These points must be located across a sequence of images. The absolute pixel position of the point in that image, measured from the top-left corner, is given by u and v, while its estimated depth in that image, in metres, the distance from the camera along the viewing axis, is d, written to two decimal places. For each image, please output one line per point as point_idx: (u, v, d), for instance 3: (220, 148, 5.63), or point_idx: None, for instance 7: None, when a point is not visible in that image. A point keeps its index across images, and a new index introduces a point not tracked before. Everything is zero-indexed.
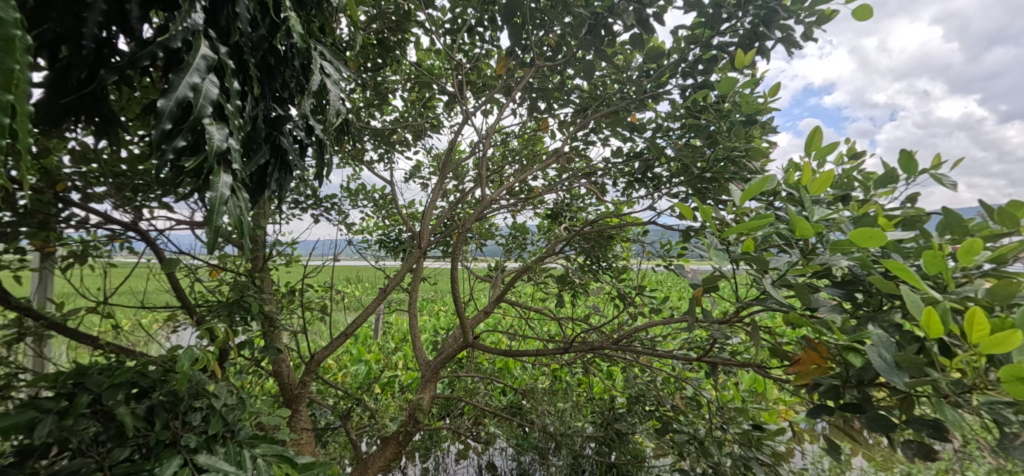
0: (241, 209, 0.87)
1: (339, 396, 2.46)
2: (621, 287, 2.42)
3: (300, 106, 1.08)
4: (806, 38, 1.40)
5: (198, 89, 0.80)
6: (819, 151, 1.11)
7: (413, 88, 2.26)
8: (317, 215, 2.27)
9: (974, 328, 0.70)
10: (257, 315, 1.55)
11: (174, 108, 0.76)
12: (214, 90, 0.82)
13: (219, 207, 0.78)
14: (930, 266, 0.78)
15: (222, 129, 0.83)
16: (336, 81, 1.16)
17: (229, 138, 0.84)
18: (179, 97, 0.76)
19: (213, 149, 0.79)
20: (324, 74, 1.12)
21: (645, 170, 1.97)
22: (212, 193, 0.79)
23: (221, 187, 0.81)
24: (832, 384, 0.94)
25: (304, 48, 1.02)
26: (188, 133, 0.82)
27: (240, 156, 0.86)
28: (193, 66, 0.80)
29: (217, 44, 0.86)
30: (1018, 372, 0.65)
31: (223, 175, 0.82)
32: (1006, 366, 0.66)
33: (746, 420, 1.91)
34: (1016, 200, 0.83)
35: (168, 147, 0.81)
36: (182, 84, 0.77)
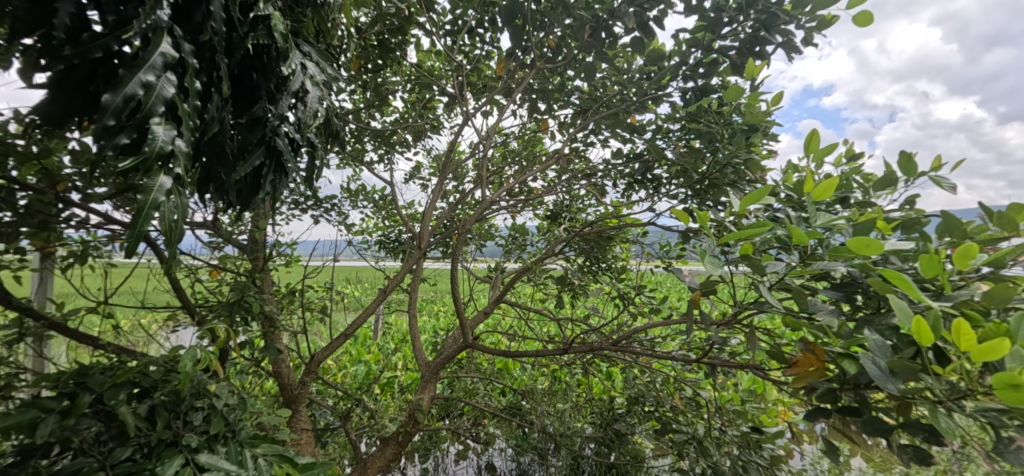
0: (176, 213, 0.82)
1: (339, 396, 2.47)
2: (620, 287, 2.43)
3: (279, 106, 1.06)
4: (807, 43, 1.41)
5: (152, 87, 0.80)
6: (818, 153, 1.12)
7: (413, 90, 2.27)
8: (318, 215, 2.28)
9: (961, 337, 0.70)
10: (257, 315, 1.55)
11: (119, 104, 0.77)
12: (169, 88, 0.82)
13: (148, 211, 0.75)
14: (928, 270, 0.78)
15: (170, 130, 0.81)
16: (320, 82, 1.15)
17: (177, 140, 0.82)
18: (127, 94, 0.77)
19: (152, 148, 0.77)
20: (305, 75, 1.10)
21: (645, 171, 1.98)
22: (144, 196, 0.75)
23: (156, 189, 0.77)
24: (830, 388, 0.96)
25: (282, 48, 1.01)
26: (133, 130, 0.81)
27: (187, 159, 0.84)
28: (149, 63, 0.80)
29: (182, 41, 0.87)
30: (1010, 380, 0.65)
31: (162, 177, 0.79)
32: (998, 373, 0.66)
33: (745, 421, 1.92)
34: (1016, 204, 0.84)
35: (109, 143, 0.80)
36: (133, 81, 0.78)
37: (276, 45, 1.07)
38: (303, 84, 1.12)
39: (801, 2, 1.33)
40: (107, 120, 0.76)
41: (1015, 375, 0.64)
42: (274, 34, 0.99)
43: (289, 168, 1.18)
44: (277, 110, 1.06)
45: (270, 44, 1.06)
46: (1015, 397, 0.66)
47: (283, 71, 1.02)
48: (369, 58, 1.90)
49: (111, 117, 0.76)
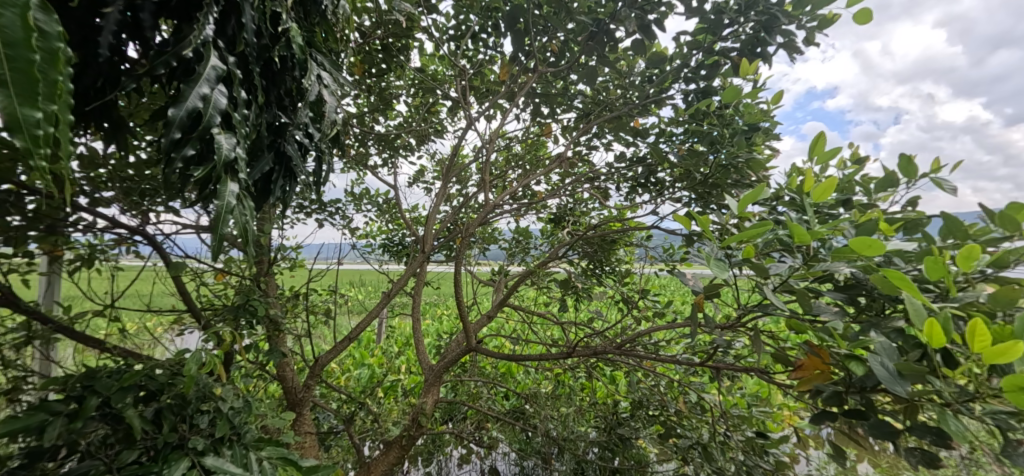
0: (246, 216, 0.93)
1: (342, 399, 2.48)
2: (624, 291, 2.43)
3: (299, 115, 1.11)
4: (808, 43, 1.41)
5: (208, 99, 0.85)
6: (822, 156, 1.12)
7: (416, 94, 2.28)
8: (322, 219, 2.30)
9: (974, 338, 0.70)
10: (262, 319, 1.56)
11: (185, 117, 0.82)
12: (223, 99, 0.87)
13: (225, 215, 0.84)
14: (932, 272, 0.78)
15: (229, 138, 0.89)
16: (333, 90, 1.18)
17: (237, 148, 0.90)
18: (189, 107, 0.82)
19: (222, 158, 0.84)
20: (321, 84, 1.15)
21: (648, 175, 1.99)
22: (220, 202, 0.84)
23: (228, 195, 0.87)
24: (835, 391, 0.95)
25: (302, 59, 1.05)
26: (196, 142, 0.86)
27: (246, 164, 0.92)
28: (204, 76, 0.85)
29: (225, 54, 0.91)
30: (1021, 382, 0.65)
31: (230, 184, 0.88)
32: (1008, 377, 0.66)
33: (750, 426, 1.91)
34: (1016, 203, 0.83)
35: (177, 155, 0.86)
36: (193, 95, 0.83)
37: (294, 55, 1.10)
38: (317, 93, 1.16)
39: (801, 3, 1.34)
40: (174, 133, 0.81)
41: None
42: (293, 46, 1.02)
43: (298, 172, 1.21)
44: (296, 119, 1.10)
45: (291, 55, 1.09)
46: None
47: (302, 82, 1.06)
48: (374, 62, 1.92)
49: (178, 130, 0.81)
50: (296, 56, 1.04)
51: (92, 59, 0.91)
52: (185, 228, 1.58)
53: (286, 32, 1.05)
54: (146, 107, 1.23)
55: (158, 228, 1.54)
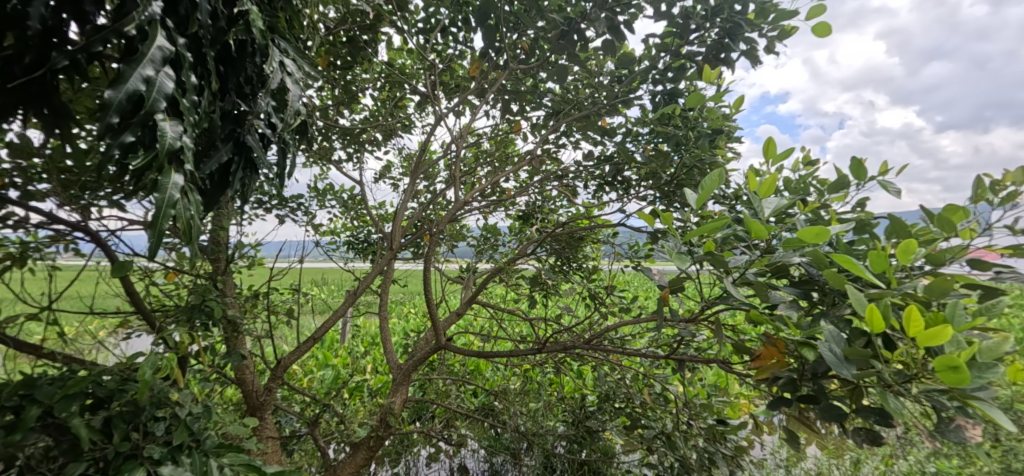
0: (190, 212, 0.88)
1: (305, 402, 2.41)
2: (591, 287, 2.47)
3: (260, 103, 1.06)
4: (768, 51, 1.47)
5: (151, 82, 0.80)
6: (774, 158, 1.18)
7: (383, 88, 2.24)
8: (283, 215, 2.21)
9: (909, 323, 0.75)
10: (219, 321, 1.49)
11: (123, 100, 0.77)
12: (169, 83, 0.82)
13: (166, 210, 0.78)
14: (876, 265, 0.83)
15: (175, 126, 0.83)
16: (298, 80, 1.15)
17: (183, 136, 0.85)
18: (129, 90, 0.77)
19: (164, 147, 0.79)
20: (285, 72, 1.11)
21: (615, 173, 2.04)
22: (160, 195, 0.79)
23: (171, 188, 0.81)
24: (790, 377, 1.00)
25: (263, 44, 1.01)
26: (136, 128, 0.81)
27: (193, 155, 0.87)
28: (148, 57, 0.80)
29: (174, 35, 0.86)
30: (949, 362, 0.70)
31: (174, 175, 0.83)
32: (939, 357, 0.71)
33: (711, 414, 2.01)
34: (953, 205, 0.89)
35: (114, 142, 0.81)
36: (134, 76, 0.78)
37: (254, 40, 1.05)
38: (281, 81, 1.12)
39: (763, 12, 1.40)
40: (111, 118, 0.76)
41: (953, 356, 0.69)
42: (253, 30, 0.98)
43: (257, 164, 1.17)
44: (256, 107, 1.06)
45: (252, 39, 1.05)
46: (954, 378, 0.71)
47: (264, 68, 1.02)
48: (338, 54, 1.86)
49: (116, 114, 0.76)
50: (257, 41, 0.99)
51: (23, 35, 0.83)
52: (132, 224, 1.48)
53: (246, 15, 1.00)
54: (86, 94, 1.14)
55: (101, 224, 1.43)
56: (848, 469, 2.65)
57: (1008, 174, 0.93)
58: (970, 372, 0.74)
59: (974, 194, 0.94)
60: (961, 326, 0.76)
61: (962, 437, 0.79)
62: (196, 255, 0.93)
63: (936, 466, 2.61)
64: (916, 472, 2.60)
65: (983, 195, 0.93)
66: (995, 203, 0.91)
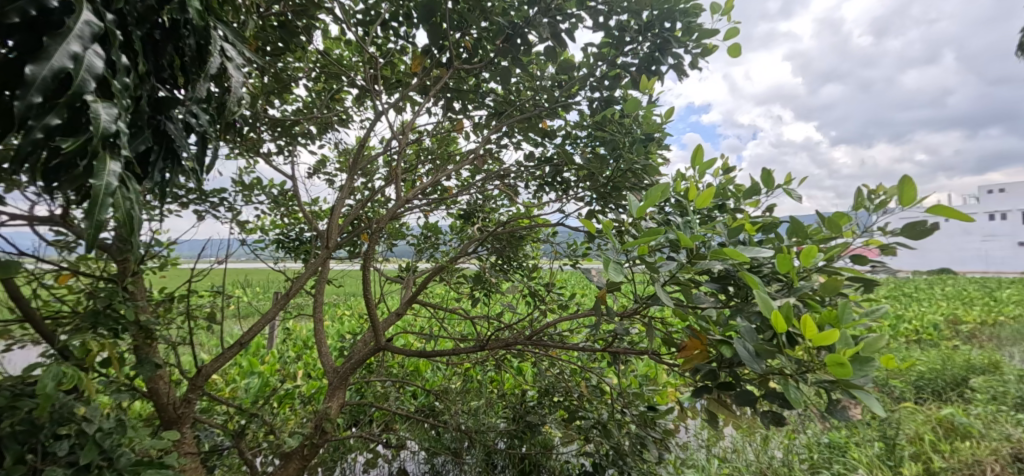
0: (130, 203, 0.83)
1: (230, 412, 2.24)
2: (531, 285, 2.55)
3: (195, 89, 1.01)
4: (692, 66, 1.60)
5: (79, 60, 0.76)
6: (701, 165, 1.29)
7: (319, 78, 2.15)
8: (204, 211, 2.05)
9: (804, 327, 0.84)
10: (130, 327, 1.35)
11: (47, 78, 0.72)
12: (99, 62, 0.78)
13: (104, 198, 0.74)
14: (782, 267, 0.92)
15: (109, 109, 0.79)
16: (239, 66, 1.10)
17: (118, 120, 0.80)
18: (54, 67, 0.73)
19: (98, 130, 0.74)
20: (224, 57, 1.07)
21: (555, 174, 2.11)
22: (96, 182, 0.74)
23: (107, 175, 0.77)
24: (710, 367, 1.10)
25: (202, 27, 0.97)
26: (63, 111, 0.76)
27: (129, 140, 0.82)
28: (75, 32, 0.76)
29: (102, 11, 0.81)
30: (836, 360, 0.81)
31: (111, 162, 0.78)
32: (829, 356, 0.81)
33: (641, 402, 2.14)
34: (840, 210, 1.02)
35: (36, 124, 0.75)
36: (59, 52, 0.73)
37: (189, 21, 1.00)
38: (219, 67, 1.07)
39: (688, 31, 1.52)
40: (33, 96, 0.71)
41: (838, 356, 0.79)
42: (189, 11, 0.94)
43: (182, 155, 1.09)
44: (192, 94, 1.01)
45: (185, 20, 1.00)
46: (841, 372, 0.81)
47: (201, 52, 0.98)
48: (268, 40, 1.75)
49: (39, 94, 0.71)
50: (194, 22, 0.95)
51: None
52: (17, 220, 1.31)
53: None
54: None
55: None
56: (758, 444, 2.94)
57: (880, 186, 1.09)
58: (854, 364, 0.86)
59: (855, 202, 1.09)
60: (848, 324, 0.86)
61: (846, 416, 0.92)
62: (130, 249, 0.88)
63: (828, 437, 2.97)
64: (812, 444, 2.95)
65: (862, 203, 1.07)
66: (870, 210, 1.05)
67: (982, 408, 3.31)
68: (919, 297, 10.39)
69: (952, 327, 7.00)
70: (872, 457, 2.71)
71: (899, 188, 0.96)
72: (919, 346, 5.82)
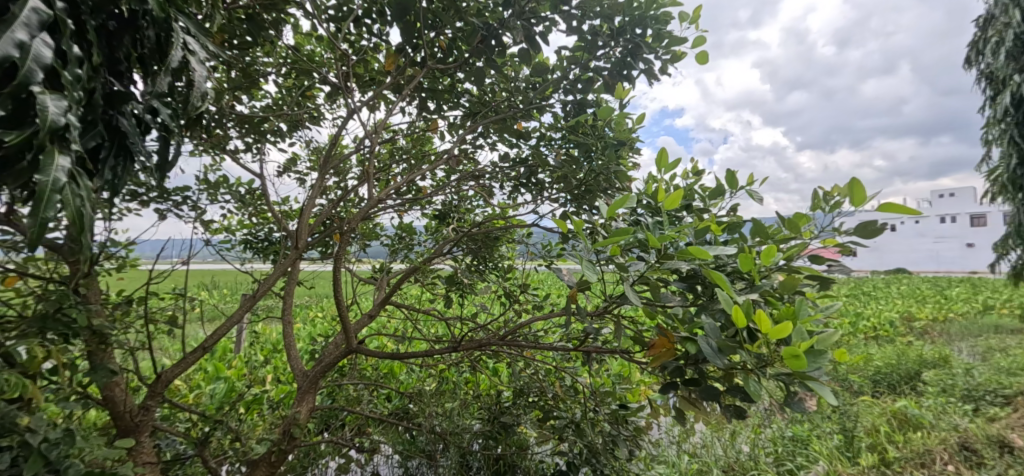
0: (80, 200, 0.80)
1: (193, 419, 2.16)
2: (506, 285, 2.55)
3: (154, 84, 0.97)
4: (663, 72, 1.64)
5: (26, 49, 0.72)
6: (668, 168, 1.32)
7: (289, 75, 2.10)
8: (165, 210, 1.97)
9: (762, 322, 0.87)
10: (82, 332, 1.29)
11: None
12: (47, 52, 0.74)
13: (51, 195, 0.71)
14: (744, 265, 0.95)
15: (58, 101, 0.75)
16: (203, 62, 1.06)
17: (68, 113, 0.77)
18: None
19: (45, 123, 0.71)
20: (187, 51, 1.02)
21: (530, 175, 2.12)
22: (43, 177, 0.71)
23: (54, 170, 0.73)
24: (678, 365, 1.12)
25: (162, 19, 0.94)
26: (7, 101, 0.72)
27: (80, 134, 0.79)
28: (21, 20, 0.72)
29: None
30: (792, 352, 0.83)
31: (59, 156, 0.75)
32: (785, 349, 0.83)
33: (614, 400, 2.17)
34: (798, 211, 1.06)
35: None
36: (3, 40, 0.70)
37: (148, 13, 0.96)
38: (181, 61, 1.03)
39: (658, 37, 1.56)
40: None
41: (795, 347, 0.82)
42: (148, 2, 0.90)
43: (137, 152, 1.04)
44: (150, 88, 0.97)
45: (144, 11, 0.96)
46: (798, 365, 0.83)
47: (161, 45, 0.94)
48: (235, 34, 1.70)
49: None
50: (154, 14, 0.91)
51: None
52: None
53: None
54: None
55: None
56: (726, 439, 3.03)
57: (835, 188, 1.14)
58: (809, 358, 0.90)
59: (811, 204, 1.13)
60: (803, 319, 0.90)
61: (803, 408, 0.96)
62: (81, 248, 0.84)
63: (792, 431, 3.08)
64: (777, 437, 3.05)
65: (818, 205, 1.12)
66: (826, 211, 1.10)
67: (932, 400, 3.49)
68: (876, 295, 10.89)
69: (906, 324, 7.37)
70: (832, 448, 2.83)
71: (851, 190, 1.01)
72: (877, 342, 6.11)
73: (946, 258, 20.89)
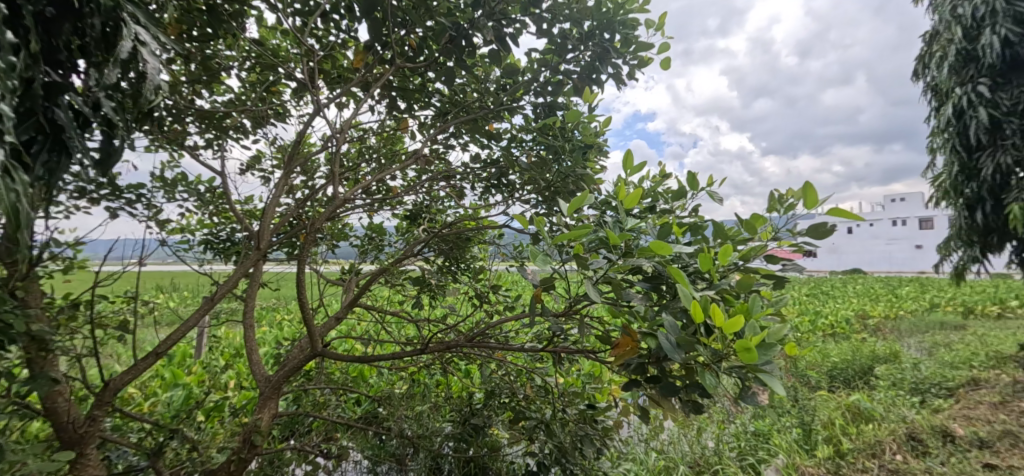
0: (14, 195, 0.74)
1: (146, 429, 2.06)
2: (477, 287, 2.54)
3: (101, 75, 0.91)
4: (631, 76, 1.66)
5: None
6: (632, 170, 1.34)
7: (252, 69, 2.02)
8: (117, 208, 1.87)
9: (718, 316, 0.90)
10: (19, 338, 1.20)
11: None
12: None
13: None
14: (703, 264, 0.98)
15: None
16: (156, 53, 1.00)
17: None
18: None
19: None
20: (138, 41, 0.96)
21: (500, 177, 2.12)
22: None
23: None
24: (641, 362, 1.14)
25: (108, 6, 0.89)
26: None
27: (15, 125, 0.74)
28: None
29: None
30: (745, 346, 0.87)
31: None
32: (739, 343, 0.86)
33: (583, 400, 2.19)
34: (755, 213, 1.09)
35: None
36: None
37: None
38: (132, 52, 0.96)
39: (626, 42, 1.59)
40: None
41: (747, 341, 0.85)
42: None
43: (75, 148, 0.96)
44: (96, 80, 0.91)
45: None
46: (750, 358, 0.87)
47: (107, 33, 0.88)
48: (194, 25, 1.63)
49: None
50: None
51: None
52: None
53: None
54: None
55: None
56: (692, 436, 3.10)
57: (789, 190, 1.18)
58: (760, 351, 0.93)
59: (768, 206, 1.17)
60: (756, 314, 0.93)
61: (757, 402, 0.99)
62: (16, 246, 0.79)
63: (754, 426, 3.19)
64: (741, 433, 3.15)
65: (774, 206, 1.16)
66: (781, 213, 1.14)
67: (884, 393, 3.68)
68: (834, 294, 11.41)
69: (861, 321, 7.74)
70: (791, 442, 2.94)
71: (803, 192, 1.05)
72: (834, 339, 6.40)
73: (897, 259, 22.09)
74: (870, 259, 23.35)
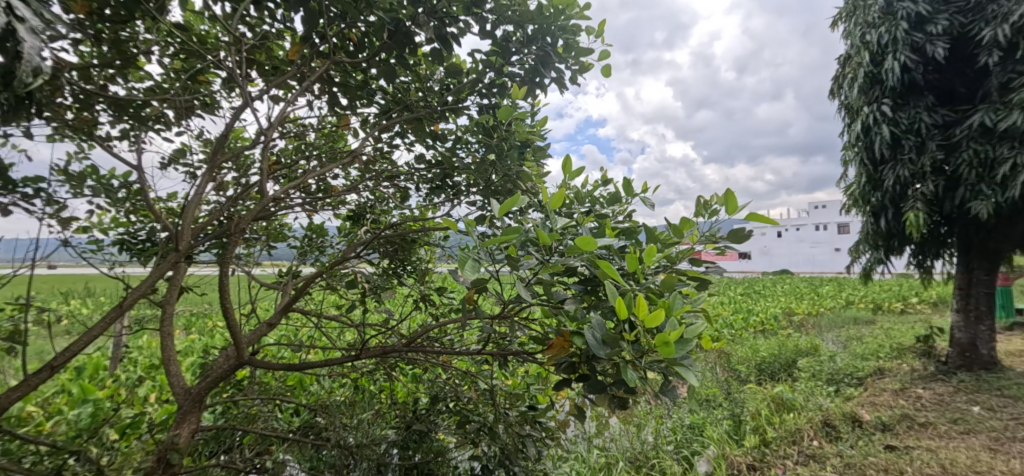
0: None
1: (43, 451, 1.84)
2: (422, 289, 2.49)
3: None
4: (573, 81, 1.70)
5: None
6: (570, 174, 1.37)
7: (175, 56, 1.87)
8: (9, 204, 1.66)
9: (640, 310, 0.93)
10: None
11: None
12: None
13: None
14: (630, 264, 1.01)
15: None
16: (38, 32, 0.90)
17: None
18: None
19: None
20: (13, 16, 0.85)
21: (444, 178, 2.09)
22: None
23: None
24: (572, 362, 1.16)
25: None
26: None
27: None
28: None
29: None
30: (664, 339, 0.90)
31: None
32: (658, 336, 0.90)
33: (525, 401, 2.20)
34: (683, 218, 1.15)
35: None
36: None
37: None
38: (8, 29, 0.86)
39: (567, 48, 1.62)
40: None
41: (665, 334, 0.88)
42: None
43: None
44: None
45: None
46: (667, 351, 0.90)
47: None
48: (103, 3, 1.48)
49: None
50: None
51: None
52: None
53: None
54: None
55: None
56: (633, 432, 3.21)
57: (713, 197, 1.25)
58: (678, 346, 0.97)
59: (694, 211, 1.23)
60: (676, 310, 0.98)
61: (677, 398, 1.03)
62: None
63: (690, 419, 3.35)
64: (678, 426, 3.30)
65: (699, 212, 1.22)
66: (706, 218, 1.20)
67: (804, 384, 3.99)
68: (764, 293, 12.27)
69: (786, 318, 8.37)
70: (722, 433, 3.12)
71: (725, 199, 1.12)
72: (763, 335, 6.87)
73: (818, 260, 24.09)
74: (795, 261, 25.32)
